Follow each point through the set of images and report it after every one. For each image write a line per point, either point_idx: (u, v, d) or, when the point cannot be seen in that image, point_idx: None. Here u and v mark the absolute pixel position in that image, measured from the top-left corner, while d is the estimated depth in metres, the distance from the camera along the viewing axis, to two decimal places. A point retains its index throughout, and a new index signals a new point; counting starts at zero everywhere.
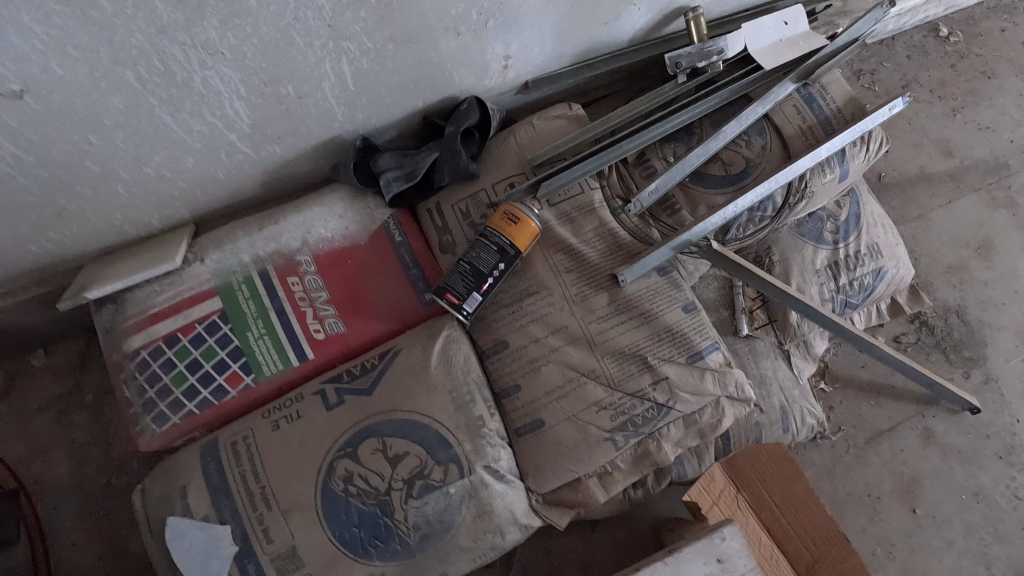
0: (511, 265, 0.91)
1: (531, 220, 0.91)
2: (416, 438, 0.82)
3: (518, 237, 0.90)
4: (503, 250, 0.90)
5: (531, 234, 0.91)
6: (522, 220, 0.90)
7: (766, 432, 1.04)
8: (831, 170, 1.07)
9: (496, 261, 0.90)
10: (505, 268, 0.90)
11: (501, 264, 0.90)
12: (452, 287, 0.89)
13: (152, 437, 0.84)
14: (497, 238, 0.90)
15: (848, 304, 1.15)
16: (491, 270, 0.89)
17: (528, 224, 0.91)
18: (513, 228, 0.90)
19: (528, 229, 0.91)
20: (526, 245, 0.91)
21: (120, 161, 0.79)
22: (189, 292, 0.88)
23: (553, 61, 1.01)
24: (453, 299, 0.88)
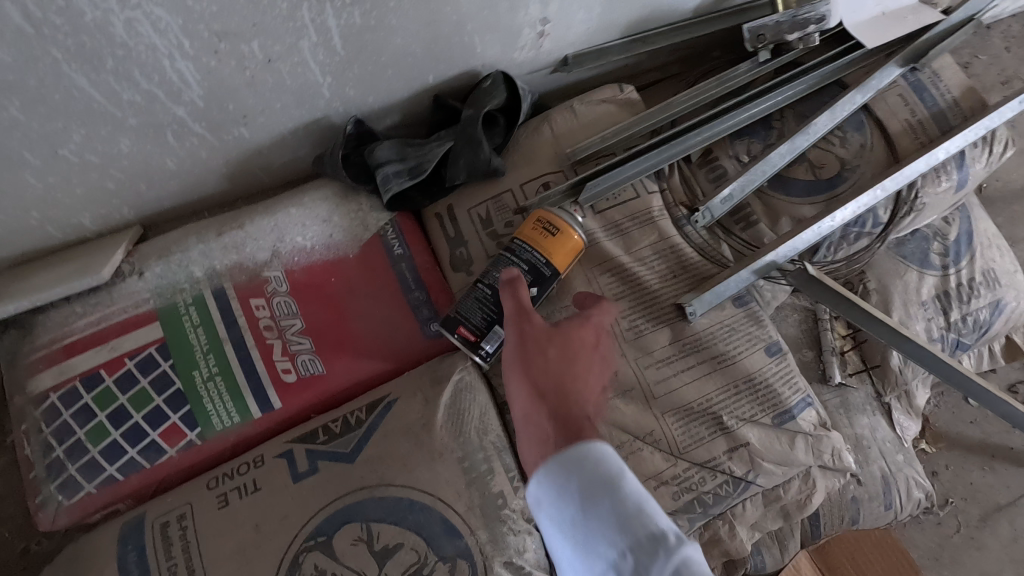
0: (547, 289, 0.69)
1: (574, 231, 0.68)
2: (413, 525, 0.60)
3: (557, 255, 0.67)
4: (536, 270, 0.67)
5: (574, 250, 0.69)
6: (562, 231, 0.67)
7: (864, 510, 0.80)
8: (946, 176, 0.85)
9: (526, 285, 0.67)
10: (539, 293, 0.68)
11: (534, 289, 0.68)
12: (467, 320, 0.67)
13: (58, 512, 0.63)
14: (528, 254, 0.68)
15: (960, 345, 0.91)
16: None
17: (570, 236, 0.68)
18: (548, 242, 0.67)
19: (570, 243, 0.68)
20: (567, 264, 0.69)
21: (22, 140, 0.58)
22: (120, 316, 0.67)
23: (601, 31, 0.80)
24: (469, 335, 0.67)
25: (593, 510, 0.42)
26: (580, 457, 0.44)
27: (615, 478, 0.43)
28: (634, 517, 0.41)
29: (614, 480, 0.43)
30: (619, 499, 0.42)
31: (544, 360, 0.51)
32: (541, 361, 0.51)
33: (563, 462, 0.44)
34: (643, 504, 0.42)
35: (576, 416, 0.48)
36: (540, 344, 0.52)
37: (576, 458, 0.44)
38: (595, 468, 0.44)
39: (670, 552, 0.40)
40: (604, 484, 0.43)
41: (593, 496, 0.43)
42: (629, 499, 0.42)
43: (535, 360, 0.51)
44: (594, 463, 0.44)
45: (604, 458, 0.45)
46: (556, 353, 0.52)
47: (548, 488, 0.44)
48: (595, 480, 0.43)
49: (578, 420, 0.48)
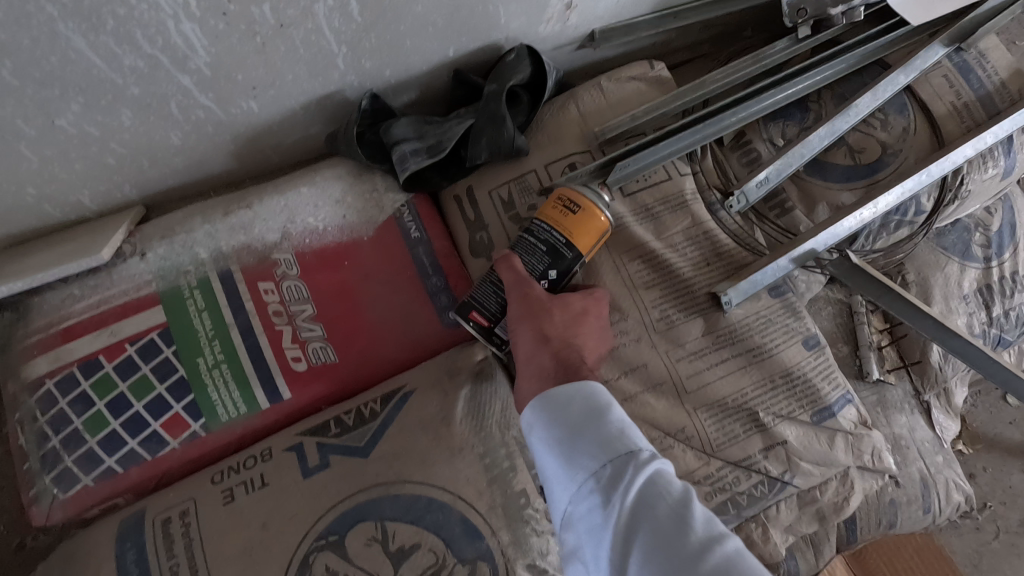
0: (567, 273, 0.63)
1: (599, 210, 0.62)
2: (431, 524, 0.56)
3: (579, 235, 0.62)
4: (556, 251, 0.62)
5: (599, 232, 0.63)
6: (586, 209, 0.62)
7: (902, 513, 0.75)
8: (993, 162, 0.80)
9: (544, 267, 0.62)
10: (558, 276, 0.62)
11: (553, 272, 0.62)
12: (481, 304, 0.62)
13: (54, 506, 0.59)
14: (548, 234, 0.62)
15: (1002, 341, 0.87)
16: (539, 279, 0.62)
17: (594, 215, 0.62)
18: (570, 220, 0.62)
19: (595, 223, 0.62)
20: (590, 247, 0.63)
21: (15, 107, 0.54)
22: (120, 300, 0.63)
23: (631, 4, 0.75)
24: (481, 320, 0.63)
25: (581, 432, 0.49)
26: (570, 395, 0.51)
27: (602, 408, 0.50)
28: (613, 440, 0.47)
29: (601, 409, 0.50)
30: (605, 426, 0.49)
31: (540, 318, 0.58)
32: (538, 319, 0.58)
33: (553, 398, 0.52)
34: (625, 430, 0.48)
35: (569, 371, 0.55)
36: (537, 306, 0.59)
37: (566, 399, 0.51)
38: (584, 402, 0.50)
39: (641, 465, 0.45)
40: (592, 415, 0.49)
41: (582, 424, 0.49)
42: (612, 424, 0.49)
43: (533, 319, 0.58)
44: (585, 398, 0.51)
45: (594, 395, 0.51)
46: (556, 312, 0.59)
47: (540, 419, 0.51)
48: (582, 410, 0.50)
49: (569, 372, 0.55)
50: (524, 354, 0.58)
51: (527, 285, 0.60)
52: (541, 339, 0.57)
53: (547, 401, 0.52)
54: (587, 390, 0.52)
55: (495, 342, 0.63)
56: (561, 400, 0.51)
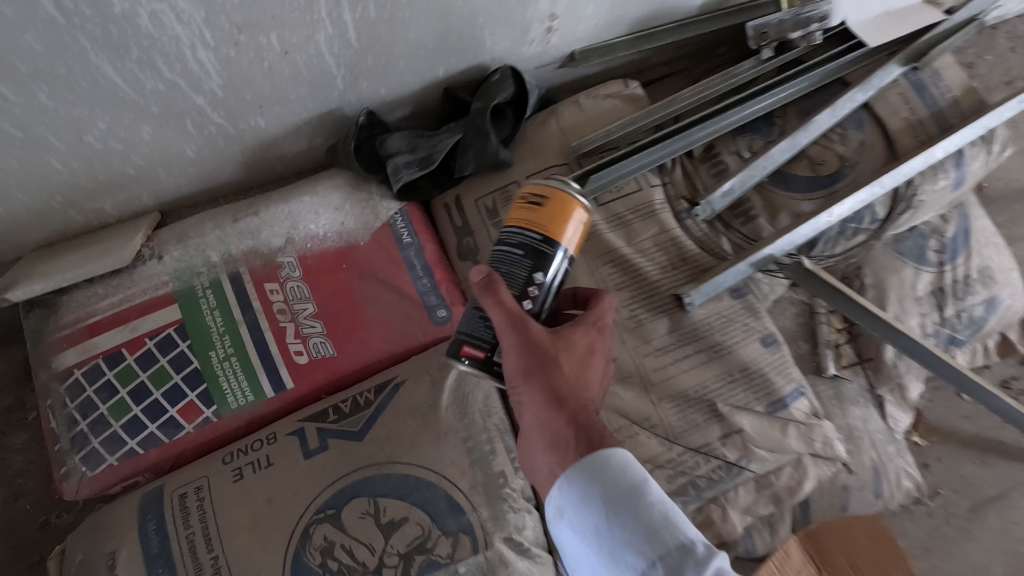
0: (556, 272, 0.54)
1: (569, 193, 0.54)
2: (418, 500, 0.63)
3: (555, 225, 0.53)
4: (535, 250, 0.53)
5: (579, 215, 0.54)
6: (554, 196, 0.53)
7: (855, 497, 0.82)
8: (945, 174, 0.86)
9: (527, 273, 0.53)
10: (546, 276, 0.53)
11: (539, 274, 0.53)
12: (470, 335, 0.55)
13: (81, 483, 0.66)
14: (519, 234, 0.54)
15: (954, 340, 0.93)
16: (525, 289, 0.53)
17: (568, 202, 0.53)
18: (540, 213, 0.53)
19: (570, 208, 0.54)
20: (576, 235, 0.55)
21: (49, 125, 0.61)
22: (140, 298, 0.70)
23: (608, 27, 0.81)
24: (476, 353, 0.54)
25: (626, 520, 0.47)
26: (602, 471, 0.49)
27: (639, 484, 0.48)
28: (657, 521, 0.46)
29: (639, 485, 0.48)
30: (646, 504, 0.47)
31: (547, 372, 0.52)
32: (546, 375, 0.52)
33: (585, 476, 0.49)
34: (666, 507, 0.48)
35: (590, 437, 0.51)
36: (541, 359, 0.51)
37: (599, 476, 0.49)
38: (618, 479, 0.48)
39: (699, 562, 0.44)
40: (631, 493, 0.48)
41: (621, 507, 0.47)
42: (656, 510, 0.47)
43: (540, 374, 0.52)
44: (618, 471, 0.49)
45: (626, 464, 0.49)
46: (564, 358, 0.53)
47: (573, 498, 0.49)
48: (620, 489, 0.48)
49: (593, 441, 0.51)
50: (535, 413, 0.53)
51: (524, 329, 0.51)
52: (553, 397, 0.52)
53: (579, 477, 0.49)
54: (617, 460, 0.49)
55: (495, 374, 0.55)
56: (594, 479, 0.49)
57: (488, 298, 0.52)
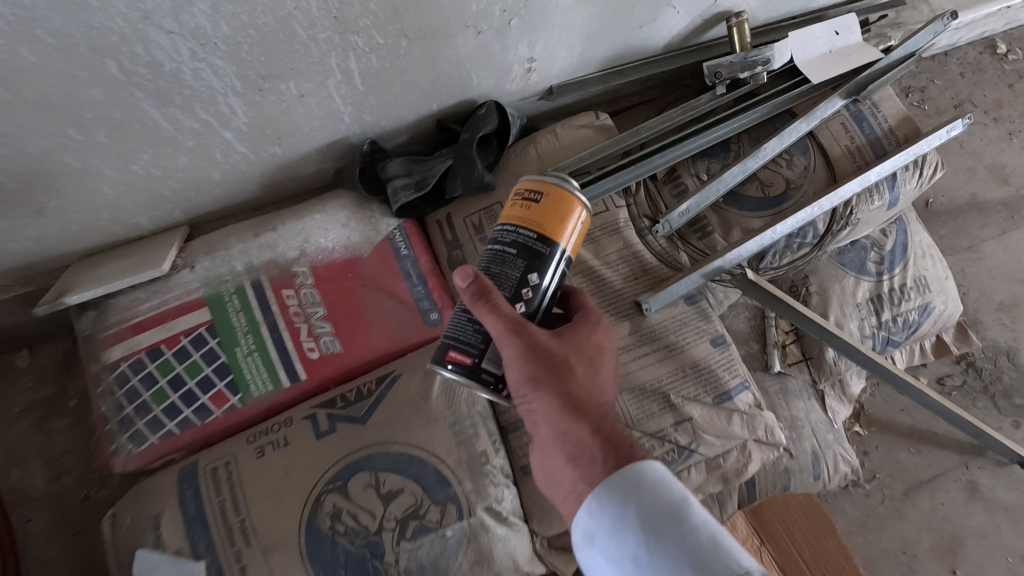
0: (551, 269, 0.59)
1: (564, 192, 0.59)
2: (412, 474, 0.75)
3: (550, 222, 0.58)
4: (530, 250, 0.58)
5: (574, 212, 0.60)
6: (548, 193, 0.58)
7: (795, 479, 0.94)
8: (880, 196, 0.98)
9: (521, 274, 0.58)
10: (540, 276, 0.59)
11: (534, 274, 0.59)
12: (457, 341, 0.60)
13: (128, 458, 0.77)
14: (516, 233, 0.59)
15: (890, 342, 1.05)
16: (518, 290, 0.58)
17: (562, 199, 0.58)
18: (536, 210, 0.59)
19: (564, 205, 0.59)
20: (570, 233, 0.60)
21: (103, 157, 0.72)
22: (176, 302, 0.81)
23: (582, 66, 0.93)
24: (463, 359, 0.59)
25: (664, 541, 0.51)
26: (637, 488, 0.54)
27: (678, 502, 0.53)
28: (697, 535, 0.50)
29: (677, 503, 0.53)
30: (687, 520, 0.52)
31: (555, 382, 0.59)
32: (552, 384, 0.58)
33: (619, 494, 0.54)
34: (706, 524, 0.52)
35: (610, 444, 0.58)
36: (547, 368, 0.58)
37: (633, 490, 0.54)
38: (656, 497, 0.53)
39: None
40: (667, 509, 0.52)
41: (659, 524, 0.52)
42: (690, 528, 0.51)
43: (548, 383, 0.58)
44: (654, 489, 0.54)
45: (661, 482, 0.55)
46: (571, 363, 0.60)
47: (610, 518, 0.54)
48: (655, 506, 0.53)
49: (613, 448, 0.58)
50: (550, 420, 0.59)
51: (528, 336, 0.57)
52: (565, 405, 0.59)
53: (613, 493, 0.54)
54: (652, 477, 0.55)
55: (483, 379, 0.60)
56: (630, 494, 0.54)
57: (481, 306, 0.57)
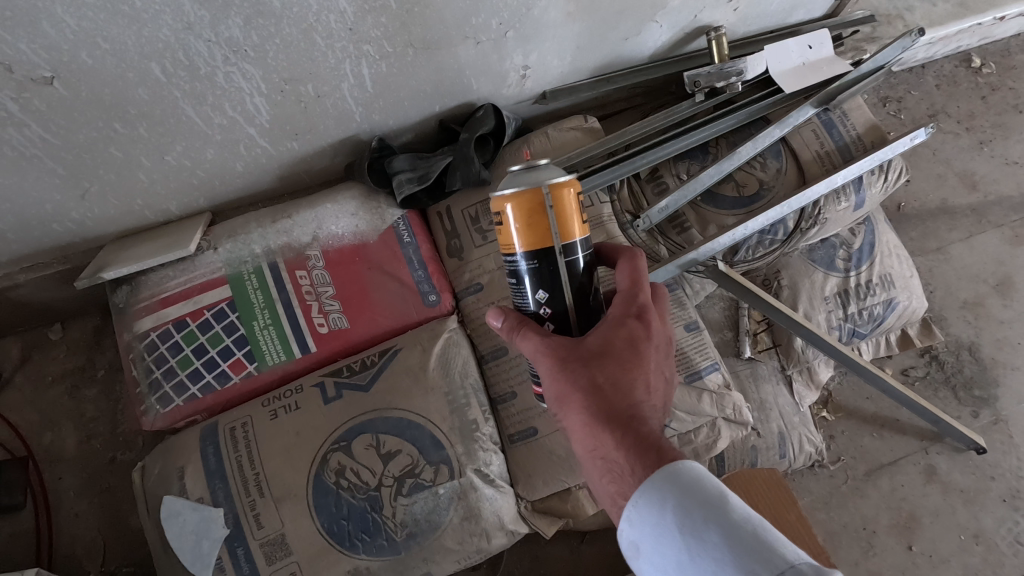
0: (554, 272, 0.60)
1: (516, 203, 0.59)
2: (409, 437, 0.83)
3: (522, 237, 0.60)
4: (524, 275, 0.62)
5: (535, 206, 0.58)
6: (500, 216, 0.60)
7: (762, 456, 1.03)
8: (846, 198, 1.05)
9: (532, 294, 0.62)
10: (547, 290, 0.61)
11: (541, 289, 0.62)
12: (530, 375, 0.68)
13: (156, 418, 0.87)
14: (506, 263, 0.63)
15: (856, 333, 1.11)
16: (539, 311, 0.63)
17: (513, 211, 0.59)
18: (505, 235, 0.62)
19: (520, 212, 0.59)
20: (547, 226, 0.59)
21: (142, 149, 0.81)
22: (201, 279, 0.90)
23: (573, 73, 1.02)
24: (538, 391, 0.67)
25: (703, 543, 0.47)
26: (674, 490, 0.50)
27: (717, 497, 0.49)
28: (739, 530, 0.47)
29: (716, 499, 0.49)
30: (726, 514, 0.48)
31: (576, 395, 0.58)
32: (576, 396, 0.58)
33: (655, 500, 0.51)
34: (748, 516, 0.48)
35: (644, 452, 0.54)
36: (565, 383, 0.58)
37: (670, 494, 0.50)
38: (693, 498, 0.49)
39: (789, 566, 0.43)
40: (705, 507, 0.49)
41: (698, 524, 0.48)
42: (726, 520, 0.48)
43: (571, 397, 0.58)
44: (691, 488, 0.50)
45: (698, 479, 0.51)
46: (601, 370, 0.58)
47: (651, 527, 0.51)
48: (693, 506, 0.49)
49: (646, 457, 0.54)
50: (582, 434, 0.58)
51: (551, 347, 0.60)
52: (588, 418, 0.57)
53: (650, 500, 0.51)
54: (687, 477, 0.51)
55: None
56: (667, 497, 0.50)
57: (517, 336, 0.63)
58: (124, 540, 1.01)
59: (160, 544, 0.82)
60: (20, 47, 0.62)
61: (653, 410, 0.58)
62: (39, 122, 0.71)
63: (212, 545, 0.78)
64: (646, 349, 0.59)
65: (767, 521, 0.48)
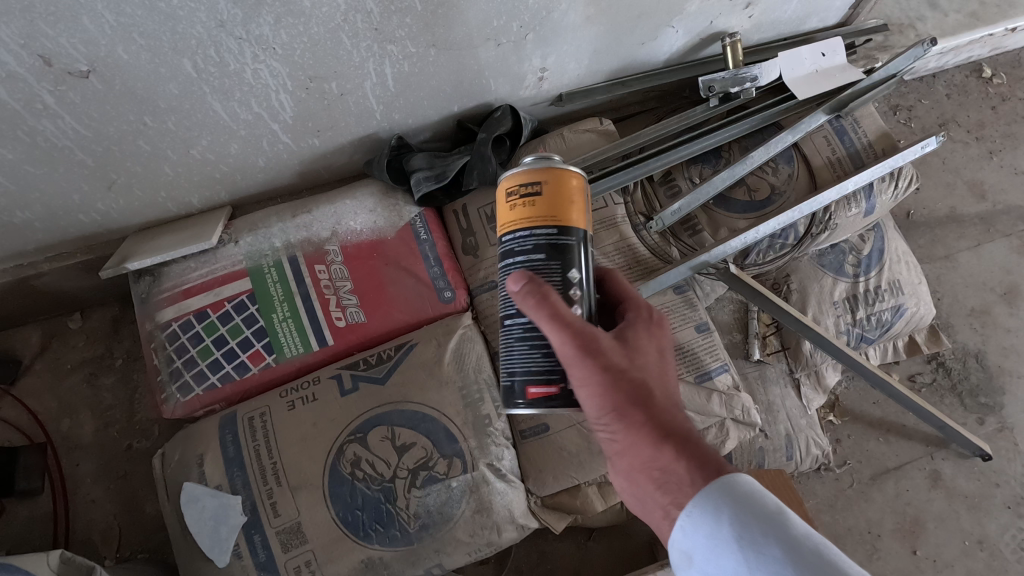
0: (584, 253, 0.59)
1: (562, 174, 0.58)
2: (424, 430, 0.85)
3: (562, 210, 0.58)
4: (557, 248, 0.58)
5: (574, 185, 0.59)
6: (525, 191, 0.57)
7: (769, 457, 1.04)
8: (856, 204, 1.06)
9: (562, 270, 0.58)
10: (579, 270, 0.59)
11: (572, 269, 0.59)
12: (532, 375, 0.59)
13: (175, 406, 0.89)
14: (530, 236, 0.58)
15: (864, 338, 1.12)
16: (568, 293, 0.58)
17: (561, 182, 0.57)
18: (536, 207, 0.58)
19: (565, 187, 0.58)
20: (578, 208, 0.59)
21: (169, 142, 0.83)
22: (222, 272, 0.92)
23: (588, 76, 1.03)
24: (547, 390, 0.58)
25: (763, 556, 0.49)
26: (731, 502, 0.52)
27: (775, 512, 0.51)
28: (802, 547, 0.48)
29: (773, 513, 0.51)
30: (785, 529, 0.50)
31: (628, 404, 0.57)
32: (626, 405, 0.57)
33: (711, 511, 0.53)
34: (807, 533, 0.49)
35: (700, 459, 0.56)
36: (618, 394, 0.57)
37: (727, 506, 0.52)
38: (751, 511, 0.51)
39: None
40: (764, 521, 0.50)
41: (757, 539, 0.50)
42: (786, 534, 0.49)
43: (622, 406, 0.57)
44: (747, 501, 0.52)
45: (755, 492, 0.53)
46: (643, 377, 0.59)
47: (708, 536, 0.52)
48: (752, 519, 0.51)
49: (701, 464, 0.56)
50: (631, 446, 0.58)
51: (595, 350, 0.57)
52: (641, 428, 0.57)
53: (705, 511, 0.53)
54: (743, 489, 0.53)
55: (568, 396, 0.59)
56: (724, 509, 0.52)
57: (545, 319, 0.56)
58: (139, 527, 1.03)
59: (178, 530, 0.84)
60: (59, 41, 0.64)
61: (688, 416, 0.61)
62: (72, 114, 0.73)
63: (229, 531, 0.81)
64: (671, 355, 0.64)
65: (826, 541, 0.49)
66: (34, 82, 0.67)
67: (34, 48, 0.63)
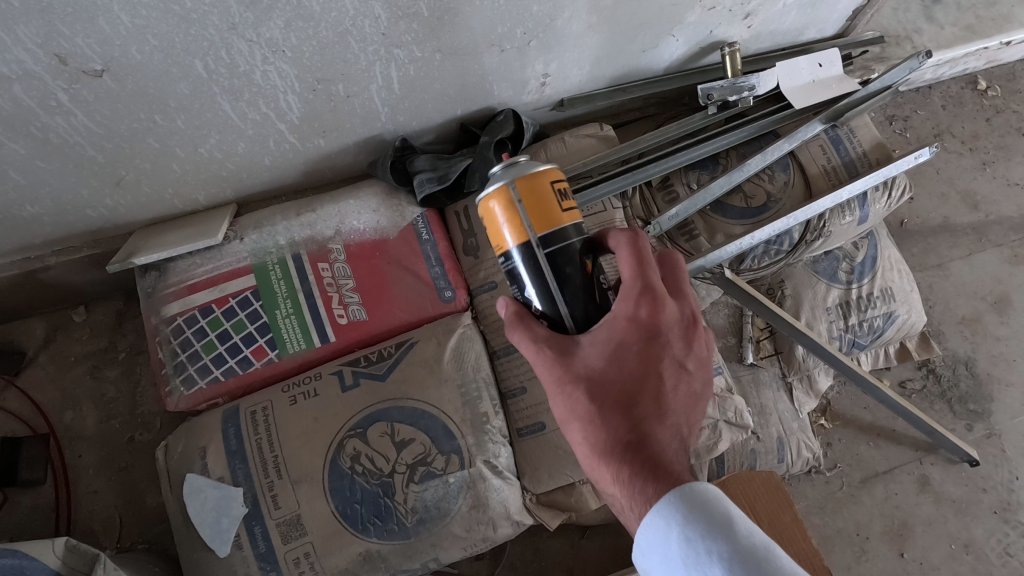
0: (534, 273, 0.61)
1: (484, 203, 0.62)
2: (423, 426, 0.86)
3: (498, 237, 0.62)
4: (512, 273, 0.63)
5: (534, 188, 0.60)
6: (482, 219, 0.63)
7: (761, 459, 1.06)
8: (851, 213, 1.08)
9: (523, 292, 0.63)
10: (536, 293, 0.62)
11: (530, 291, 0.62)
12: None
13: (179, 399, 0.91)
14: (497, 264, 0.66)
15: (856, 344, 1.14)
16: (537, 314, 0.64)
17: (486, 212, 0.62)
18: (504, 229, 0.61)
19: (491, 214, 0.62)
20: (520, 221, 0.60)
21: (178, 140, 0.85)
22: (226, 268, 0.94)
23: (590, 82, 1.05)
24: None
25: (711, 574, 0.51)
26: (679, 518, 0.53)
27: (721, 527, 0.52)
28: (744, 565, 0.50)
29: (720, 528, 0.52)
30: (731, 542, 0.51)
31: (577, 420, 0.59)
32: (577, 421, 0.59)
33: (660, 532, 0.54)
34: (751, 544, 0.51)
35: (646, 485, 0.56)
36: (566, 407, 0.60)
37: (675, 527, 0.53)
38: (699, 532, 0.52)
39: None
40: (709, 537, 0.52)
41: (702, 557, 0.51)
42: (731, 547, 0.51)
43: (573, 421, 0.60)
44: (694, 517, 0.53)
45: (702, 506, 0.54)
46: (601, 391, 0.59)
47: (659, 555, 0.54)
48: (699, 534, 0.52)
49: (646, 489, 0.56)
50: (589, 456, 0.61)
51: (549, 364, 0.60)
52: (591, 446, 0.59)
53: (655, 531, 0.54)
54: (691, 503, 0.54)
55: None
56: (672, 530, 0.53)
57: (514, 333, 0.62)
58: (139, 518, 1.04)
59: (181, 521, 0.85)
60: (76, 41, 0.65)
61: (658, 431, 0.58)
62: (84, 112, 0.75)
63: (231, 522, 0.82)
64: (649, 359, 0.59)
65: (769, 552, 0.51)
66: (49, 80, 0.69)
67: (51, 47, 0.65)
